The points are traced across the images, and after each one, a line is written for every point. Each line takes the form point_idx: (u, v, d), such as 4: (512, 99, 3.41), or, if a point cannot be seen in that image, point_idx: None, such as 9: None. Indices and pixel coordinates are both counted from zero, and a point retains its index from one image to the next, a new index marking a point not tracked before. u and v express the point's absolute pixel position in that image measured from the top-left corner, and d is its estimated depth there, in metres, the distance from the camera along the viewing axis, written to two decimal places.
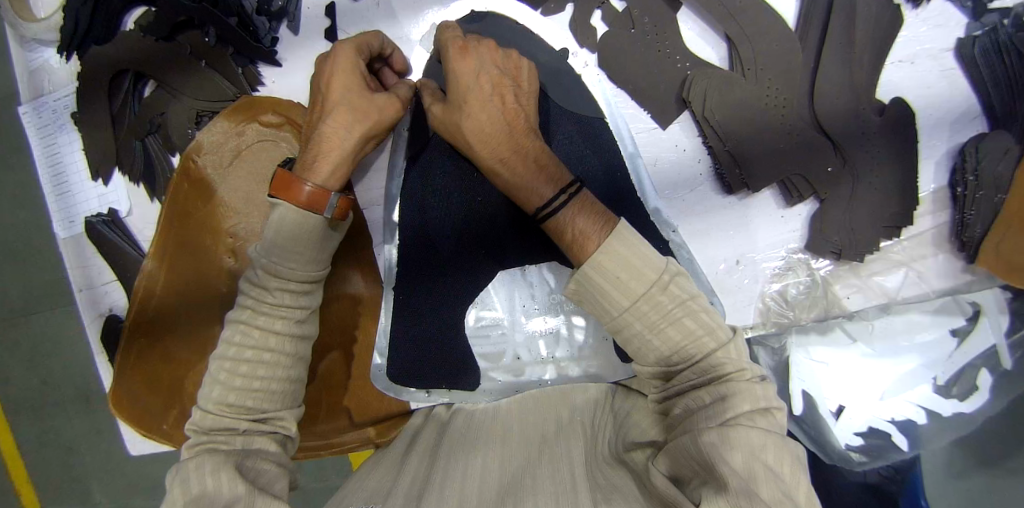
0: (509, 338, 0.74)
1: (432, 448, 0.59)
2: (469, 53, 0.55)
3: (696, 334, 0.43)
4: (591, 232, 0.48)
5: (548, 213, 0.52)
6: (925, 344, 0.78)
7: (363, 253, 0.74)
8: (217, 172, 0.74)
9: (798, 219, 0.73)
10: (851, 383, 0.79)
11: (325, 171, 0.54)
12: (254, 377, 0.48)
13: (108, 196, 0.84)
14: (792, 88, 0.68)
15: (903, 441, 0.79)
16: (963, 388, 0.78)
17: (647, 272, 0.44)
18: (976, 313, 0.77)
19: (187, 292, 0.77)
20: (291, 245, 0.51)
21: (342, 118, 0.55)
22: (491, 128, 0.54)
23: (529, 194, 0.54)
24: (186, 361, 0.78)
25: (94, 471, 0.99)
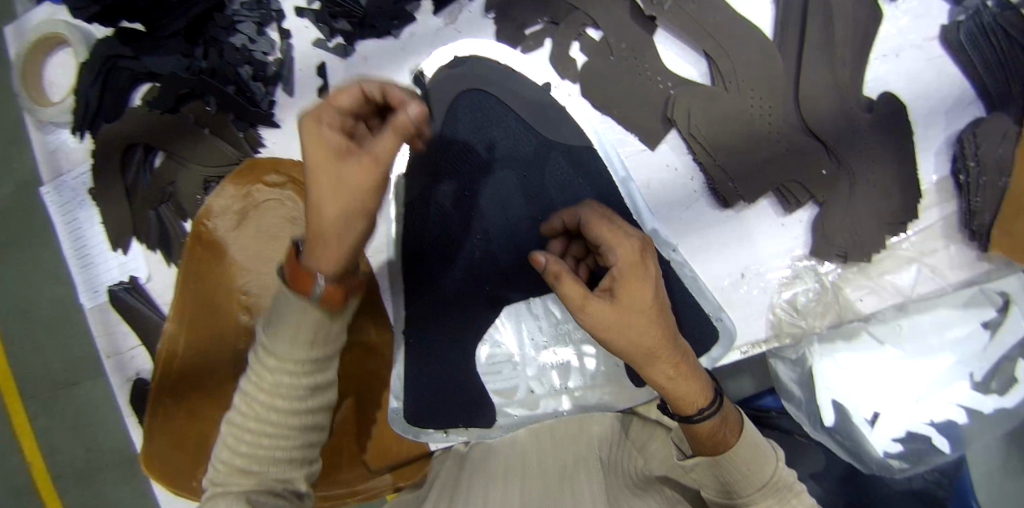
0: (520, 373, 0.73)
1: (450, 486, 0.58)
2: (644, 259, 0.49)
3: (776, 489, 0.45)
4: (730, 430, 0.49)
5: (704, 420, 0.48)
6: (959, 339, 0.76)
7: (368, 299, 0.75)
8: (226, 233, 0.77)
9: (799, 225, 0.72)
10: (883, 387, 0.77)
11: (318, 254, 0.41)
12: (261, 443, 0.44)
13: (128, 264, 0.88)
14: (775, 98, 0.68)
15: (946, 444, 0.76)
16: (1001, 382, 0.76)
17: (765, 460, 0.46)
18: (1006, 303, 0.75)
19: (208, 349, 0.80)
20: (286, 346, 0.43)
21: (343, 215, 0.40)
22: (658, 338, 0.47)
23: (694, 400, 0.49)
24: (210, 419, 0.79)
25: None
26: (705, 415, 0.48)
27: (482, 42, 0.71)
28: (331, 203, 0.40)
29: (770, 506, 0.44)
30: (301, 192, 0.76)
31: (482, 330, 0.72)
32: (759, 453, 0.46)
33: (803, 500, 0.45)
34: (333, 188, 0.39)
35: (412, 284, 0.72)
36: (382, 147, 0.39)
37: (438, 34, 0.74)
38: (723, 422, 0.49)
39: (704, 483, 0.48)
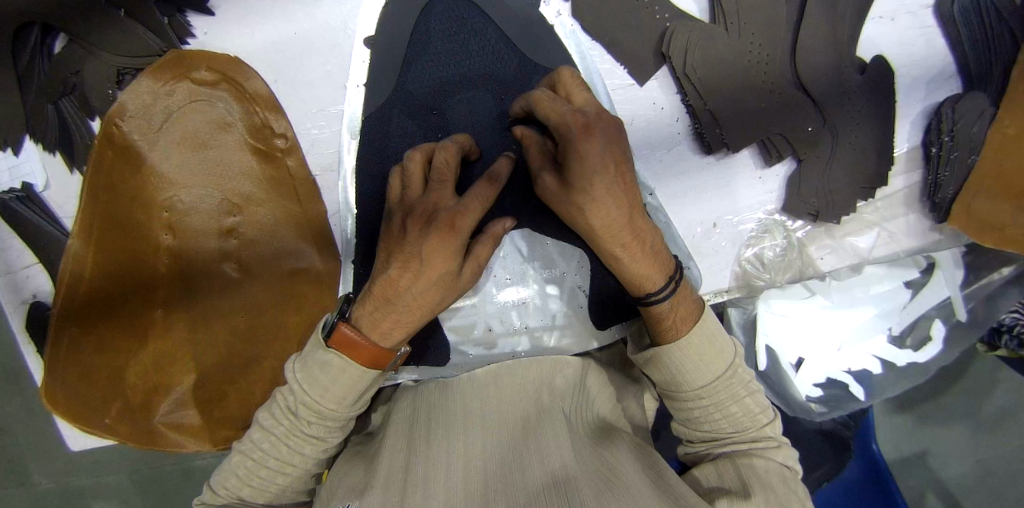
0: (480, 311, 0.68)
1: (409, 424, 0.56)
2: (594, 130, 0.46)
3: (731, 387, 0.48)
4: (682, 317, 0.50)
5: (656, 302, 0.50)
6: (881, 295, 0.78)
7: (314, 223, 0.66)
8: (144, 137, 0.66)
9: (776, 180, 0.70)
10: (811, 334, 0.78)
11: (388, 331, 0.49)
12: (285, 461, 0.48)
13: (21, 168, 0.74)
14: (774, 43, 0.64)
15: (860, 391, 0.81)
16: (916, 339, 0.81)
17: (721, 355, 0.48)
18: (930, 265, 0.78)
19: (122, 274, 0.69)
20: (333, 388, 0.46)
21: (438, 288, 0.48)
22: (615, 217, 0.48)
23: (649, 283, 0.50)
24: (125, 351, 0.70)
25: (46, 462, 0.93)
26: (658, 299, 0.50)
27: None
28: (432, 290, 0.48)
29: (724, 401, 0.47)
30: (238, 94, 0.65)
31: None
32: (717, 347, 0.48)
33: (758, 400, 0.49)
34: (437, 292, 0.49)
35: (366, 210, 0.64)
36: (481, 251, 0.51)
37: None
38: (673, 310, 0.50)
39: (658, 376, 0.50)
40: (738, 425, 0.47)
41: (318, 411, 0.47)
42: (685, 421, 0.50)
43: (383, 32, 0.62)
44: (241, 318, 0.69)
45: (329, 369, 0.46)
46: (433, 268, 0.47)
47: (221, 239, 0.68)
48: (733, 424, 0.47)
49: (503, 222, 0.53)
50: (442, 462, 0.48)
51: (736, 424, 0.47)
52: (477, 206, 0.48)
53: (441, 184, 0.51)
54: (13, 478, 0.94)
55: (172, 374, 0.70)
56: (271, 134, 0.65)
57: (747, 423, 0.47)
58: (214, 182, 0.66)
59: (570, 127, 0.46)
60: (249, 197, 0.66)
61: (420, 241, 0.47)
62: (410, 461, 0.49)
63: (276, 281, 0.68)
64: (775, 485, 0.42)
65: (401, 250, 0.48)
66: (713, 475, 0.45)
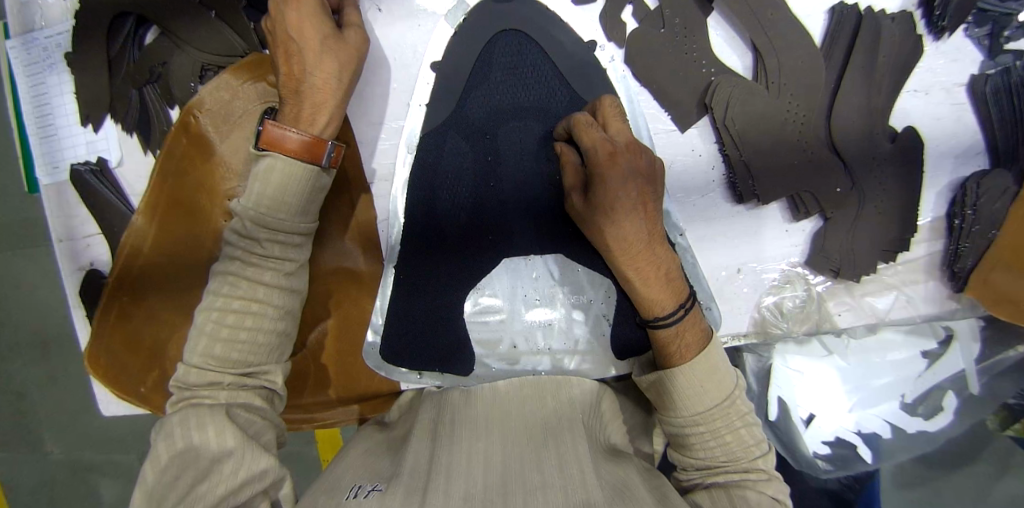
0: (507, 326, 0.72)
1: (434, 425, 0.59)
2: (618, 159, 0.53)
3: (727, 416, 0.50)
4: (688, 344, 0.53)
5: (662, 325, 0.54)
6: (898, 362, 0.80)
7: (364, 227, 0.71)
8: (216, 130, 0.71)
9: (801, 234, 0.73)
10: (824, 394, 0.81)
11: (323, 121, 0.57)
12: (240, 328, 0.51)
13: (98, 144, 0.80)
14: (812, 106, 0.68)
15: (868, 454, 0.82)
16: (928, 408, 0.82)
17: (720, 386, 0.51)
18: (949, 337, 0.80)
19: (176, 253, 0.74)
20: (285, 202, 0.53)
21: (327, 67, 0.57)
22: (634, 238, 0.54)
23: (656, 305, 0.54)
24: (169, 324, 0.75)
25: (71, 420, 0.98)
26: (663, 322, 0.53)
27: None
28: (328, 71, 0.57)
29: (719, 430, 0.50)
30: None
31: (477, 281, 0.70)
32: (718, 378, 0.51)
33: (753, 433, 0.51)
34: (328, 58, 0.57)
35: (412, 220, 0.68)
36: (325, 74, 0.57)
37: None
38: (678, 335, 0.54)
39: (657, 398, 0.54)
40: (731, 456, 0.49)
41: (258, 269, 0.53)
42: (682, 448, 0.53)
43: (448, 59, 0.67)
44: None
45: (274, 175, 0.53)
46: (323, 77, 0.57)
47: None
48: (726, 454, 0.49)
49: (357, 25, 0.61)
50: (464, 460, 0.51)
51: (729, 454, 0.49)
52: (331, 55, 0.57)
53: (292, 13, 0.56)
54: (34, 432, 0.98)
55: None
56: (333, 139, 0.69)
57: (739, 454, 0.49)
58: None
59: (598, 152, 0.53)
60: None
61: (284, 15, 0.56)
62: (434, 454, 0.52)
63: (314, 277, 0.70)
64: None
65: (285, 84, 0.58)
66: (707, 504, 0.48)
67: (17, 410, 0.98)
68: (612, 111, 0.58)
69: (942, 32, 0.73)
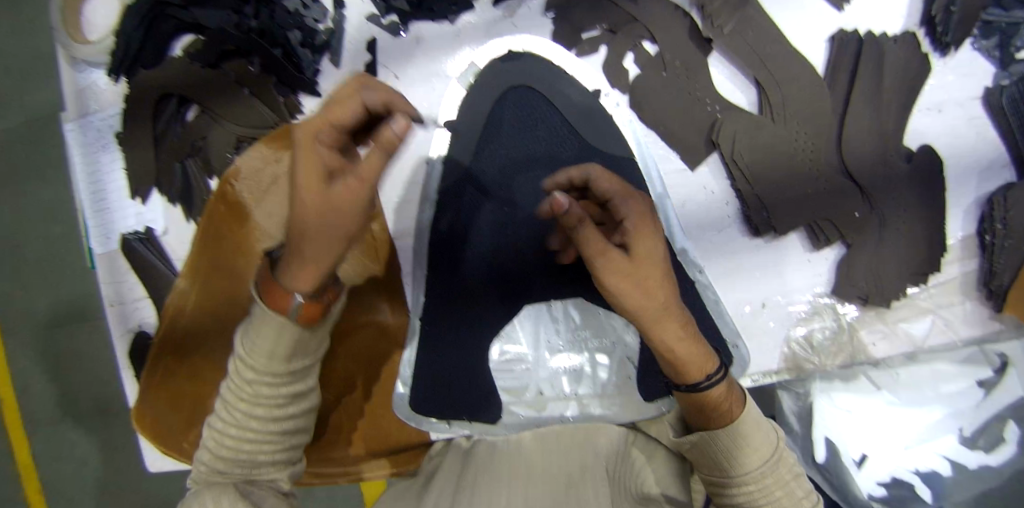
0: (533, 373, 0.73)
1: (453, 488, 0.56)
2: (631, 193, 0.51)
3: (777, 472, 0.46)
4: (735, 402, 0.48)
5: (711, 388, 0.46)
6: (952, 395, 0.75)
7: (391, 283, 0.75)
8: (251, 196, 0.77)
9: (825, 263, 0.72)
10: (875, 431, 0.75)
11: (295, 274, 0.41)
12: (250, 431, 0.45)
13: (145, 215, 0.86)
14: (820, 136, 0.69)
15: (928, 494, 0.76)
16: (988, 440, 0.76)
17: (767, 441, 0.47)
18: (1004, 365, 0.75)
19: (216, 314, 0.78)
20: (261, 346, 0.42)
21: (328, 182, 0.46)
22: (660, 289, 0.46)
23: (702, 366, 0.46)
24: (212, 384, 0.79)
25: (123, 477, 1.02)
26: (708, 383, 0.45)
27: (539, 41, 0.71)
28: (309, 215, 0.39)
29: (770, 486, 0.45)
30: None
31: (500, 329, 0.72)
32: (764, 430, 0.47)
33: (801, 483, 0.47)
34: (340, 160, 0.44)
35: (434, 271, 0.71)
36: (369, 167, 0.39)
37: (494, 26, 0.73)
38: (728, 396, 0.47)
39: (700, 457, 0.48)
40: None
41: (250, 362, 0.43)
42: (726, 505, 0.48)
43: (461, 116, 0.71)
44: None
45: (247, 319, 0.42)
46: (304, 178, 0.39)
47: None
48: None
49: (389, 122, 0.37)
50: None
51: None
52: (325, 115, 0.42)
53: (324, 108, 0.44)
54: (90, 489, 1.03)
55: None
56: None
57: (788, 505, 0.45)
58: None
59: (620, 199, 0.50)
60: None
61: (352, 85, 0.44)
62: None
63: (343, 332, 0.74)
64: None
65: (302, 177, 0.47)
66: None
67: (77, 470, 1.03)
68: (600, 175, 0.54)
69: (948, 49, 0.74)
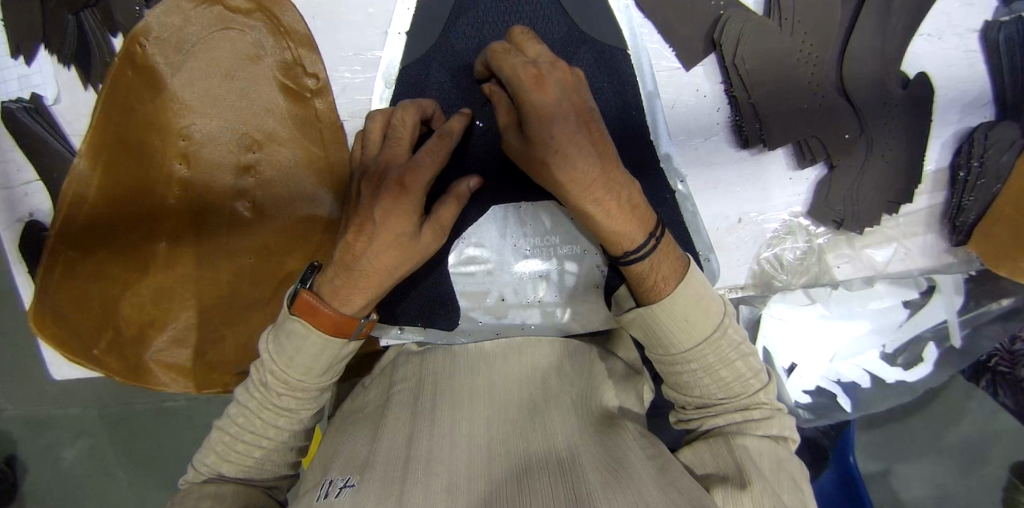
0: (495, 278, 0.67)
1: (415, 396, 0.54)
2: (546, 80, 0.44)
3: (721, 348, 0.45)
4: (664, 276, 0.47)
5: (634, 262, 0.47)
6: (880, 311, 0.78)
7: (337, 172, 0.65)
8: (166, 61, 0.63)
9: (805, 183, 0.69)
10: (806, 343, 0.79)
11: (353, 301, 0.48)
12: (269, 427, 0.47)
13: (31, 79, 0.70)
14: (825, 45, 0.63)
15: (847, 403, 0.81)
16: (908, 358, 0.81)
17: (709, 314, 0.45)
18: (931, 288, 0.77)
19: (126, 204, 0.66)
20: (298, 357, 0.46)
21: (382, 263, 0.48)
22: (582, 169, 0.44)
23: (624, 242, 0.47)
24: (122, 280, 0.67)
25: (29, 381, 0.92)
26: (636, 257, 0.47)
27: None
28: (389, 253, 0.47)
29: (713, 365, 0.45)
30: (272, 26, 0.62)
31: (463, 228, 0.66)
32: (705, 305, 0.45)
33: (751, 365, 0.46)
34: (392, 248, 0.47)
35: None
36: (443, 214, 0.50)
37: None
38: (655, 268, 0.47)
39: (643, 334, 0.48)
40: (728, 393, 0.46)
41: (284, 362, 0.46)
42: (676, 386, 0.49)
43: None
44: (249, 259, 0.67)
45: (292, 336, 0.46)
46: (388, 229, 0.47)
47: (237, 176, 0.65)
48: (723, 390, 0.46)
49: (467, 183, 0.52)
50: (447, 439, 0.46)
51: (726, 389, 0.46)
52: (428, 162, 0.48)
53: (396, 143, 0.52)
54: None
55: (169, 310, 0.68)
56: (302, 73, 0.63)
57: (737, 384, 0.46)
58: (238, 117, 0.64)
59: (523, 76, 0.44)
60: (272, 134, 0.64)
61: (372, 205, 0.48)
62: (413, 437, 0.46)
63: (290, 231, 0.66)
64: (768, 472, 0.41)
65: (358, 218, 0.49)
66: (708, 459, 0.44)
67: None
68: (526, 37, 0.49)
69: None
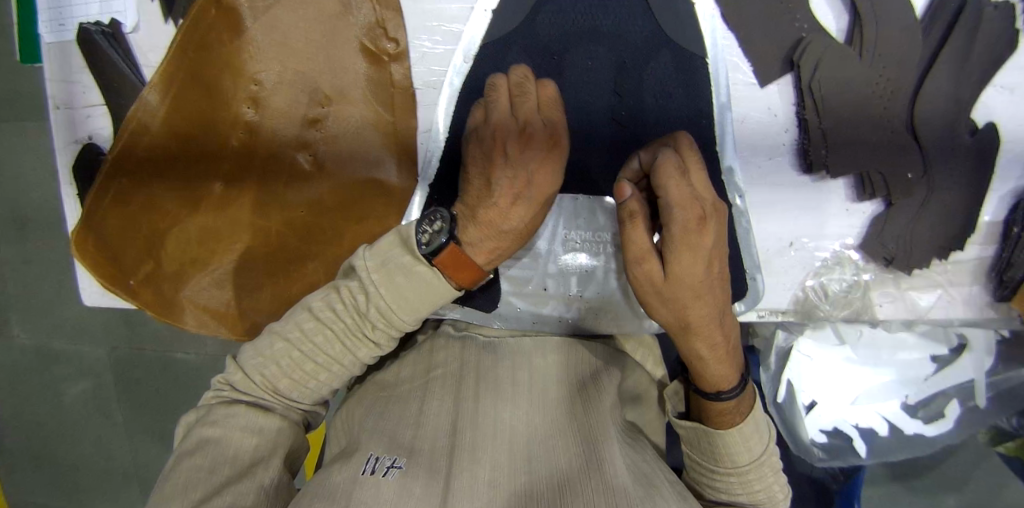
0: (539, 267, 0.67)
1: (456, 380, 0.54)
2: (706, 218, 0.47)
3: (760, 468, 0.53)
4: (737, 412, 0.53)
5: (721, 399, 0.52)
6: (907, 362, 0.78)
7: (404, 140, 0.66)
8: (254, 6, 0.64)
9: (860, 217, 0.69)
10: (830, 382, 0.79)
11: (495, 253, 0.52)
12: (339, 358, 0.50)
13: (112, 4, 0.71)
14: (902, 83, 0.63)
15: (862, 448, 0.81)
16: (928, 413, 0.80)
17: (758, 441, 0.53)
18: (962, 346, 0.78)
19: (190, 140, 0.67)
20: (412, 297, 0.48)
21: (525, 217, 0.51)
22: (706, 306, 0.48)
23: (722, 381, 0.52)
24: (171, 214, 0.68)
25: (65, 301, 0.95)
26: (725, 395, 0.52)
27: None
28: (529, 217, 0.52)
29: (750, 480, 0.52)
30: None
31: None
32: (758, 435, 0.53)
33: (776, 479, 0.54)
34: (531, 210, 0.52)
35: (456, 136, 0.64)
36: None
37: None
38: (734, 407, 0.53)
39: (693, 440, 0.55)
40: (752, 494, 0.53)
41: (408, 302, 0.48)
42: (706, 484, 0.56)
43: None
44: (300, 212, 0.68)
45: (421, 278, 0.48)
46: (531, 195, 0.51)
47: (302, 128, 0.66)
48: (750, 496, 0.53)
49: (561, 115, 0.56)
50: (490, 431, 0.47)
51: (755, 497, 0.53)
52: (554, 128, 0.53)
53: (524, 102, 0.53)
54: (26, 307, 0.95)
55: (213, 251, 0.69)
56: (382, 36, 0.63)
57: (762, 490, 0.53)
58: (313, 71, 0.64)
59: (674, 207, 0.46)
60: (344, 92, 0.64)
61: (524, 167, 0.51)
62: (459, 425, 0.47)
63: (345, 190, 0.67)
64: None
65: (498, 181, 0.51)
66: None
67: (5, 283, 0.95)
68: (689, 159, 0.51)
69: None
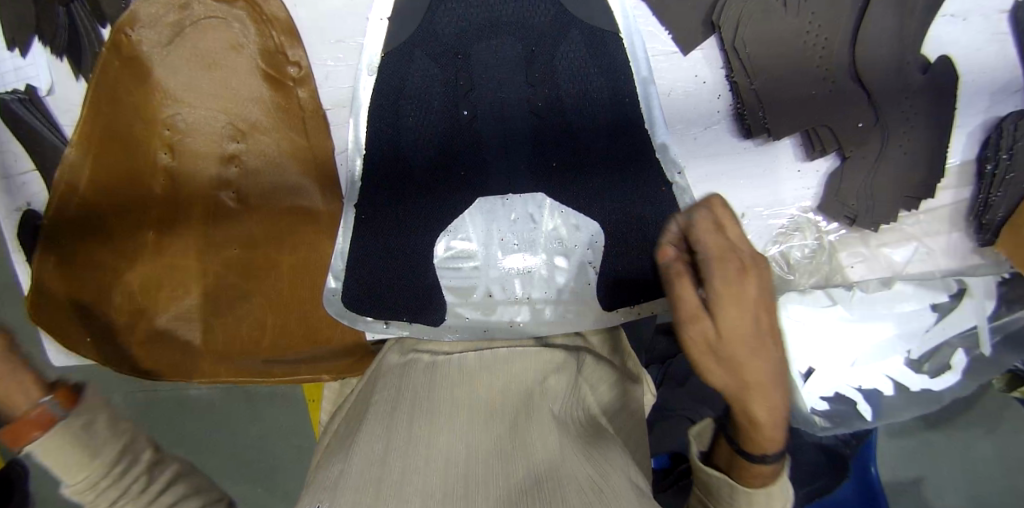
0: (482, 273, 0.65)
1: (394, 409, 0.49)
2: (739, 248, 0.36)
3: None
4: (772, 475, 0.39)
5: (761, 461, 0.37)
6: (905, 314, 0.73)
7: (325, 164, 0.64)
8: (154, 51, 0.62)
9: (815, 176, 0.65)
10: (823, 346, 0.74)
11: None
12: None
13: (26, 70, 0.70)
14: (835, 29, 0.59)
15: (868, 411, 0.76)
16: (934, 366, 0.75)
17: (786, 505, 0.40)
18: (960, 291, 0.72)
19: (119, 195, 0.66)
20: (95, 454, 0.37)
21: None
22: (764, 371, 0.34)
23: (764, 445, 0.37)
24: (114, 271, 0.67)
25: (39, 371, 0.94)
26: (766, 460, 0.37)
27: None
28: None
29: None
30: (254, 14, 0.61)
31: (448, 221, 0.63)
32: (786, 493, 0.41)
33: None
34: None
35: (371, 154, 0.62)
36: None
37: None
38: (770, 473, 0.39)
39: (709, 490, 0.42)
40: None
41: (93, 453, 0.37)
42: None
43: None
44: (233, 250, 0.66)
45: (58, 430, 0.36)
46: None
47: (221, 166, 0.65)
48: None
49: None
50: (423, 455, 0.41)
51: None
52: None
53: None
54: None
55: (158, 301, 0.67)
56: (285, 61, 0.62)
57: None
58: (221, 107, 0.63)
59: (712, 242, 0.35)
60: (255, 124, 0.63)
61: None
62: (387, 455, 0.41)
63: (273, 222, 0.66)
64: None
65: None
66: None
67: None
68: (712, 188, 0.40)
69: None
